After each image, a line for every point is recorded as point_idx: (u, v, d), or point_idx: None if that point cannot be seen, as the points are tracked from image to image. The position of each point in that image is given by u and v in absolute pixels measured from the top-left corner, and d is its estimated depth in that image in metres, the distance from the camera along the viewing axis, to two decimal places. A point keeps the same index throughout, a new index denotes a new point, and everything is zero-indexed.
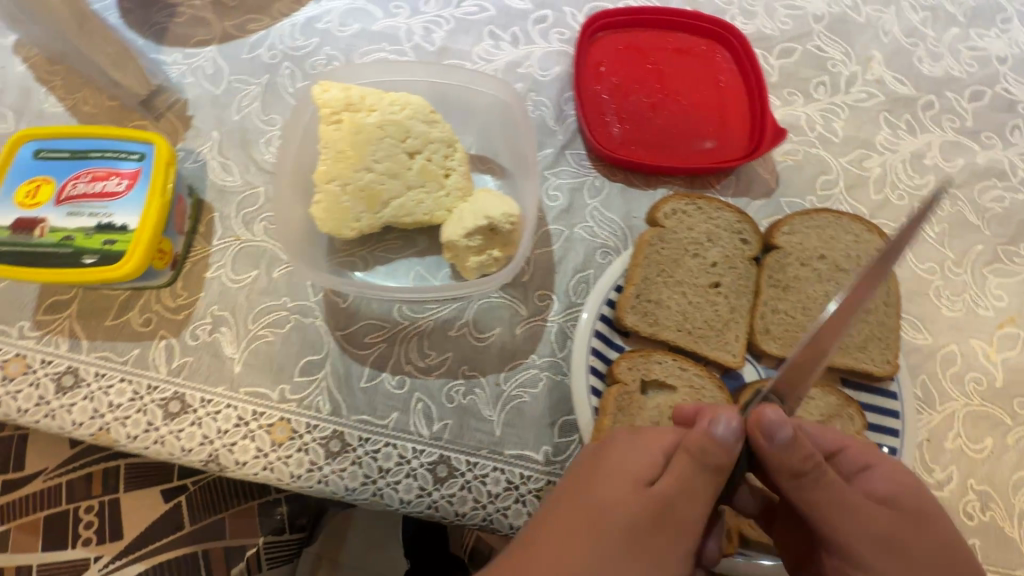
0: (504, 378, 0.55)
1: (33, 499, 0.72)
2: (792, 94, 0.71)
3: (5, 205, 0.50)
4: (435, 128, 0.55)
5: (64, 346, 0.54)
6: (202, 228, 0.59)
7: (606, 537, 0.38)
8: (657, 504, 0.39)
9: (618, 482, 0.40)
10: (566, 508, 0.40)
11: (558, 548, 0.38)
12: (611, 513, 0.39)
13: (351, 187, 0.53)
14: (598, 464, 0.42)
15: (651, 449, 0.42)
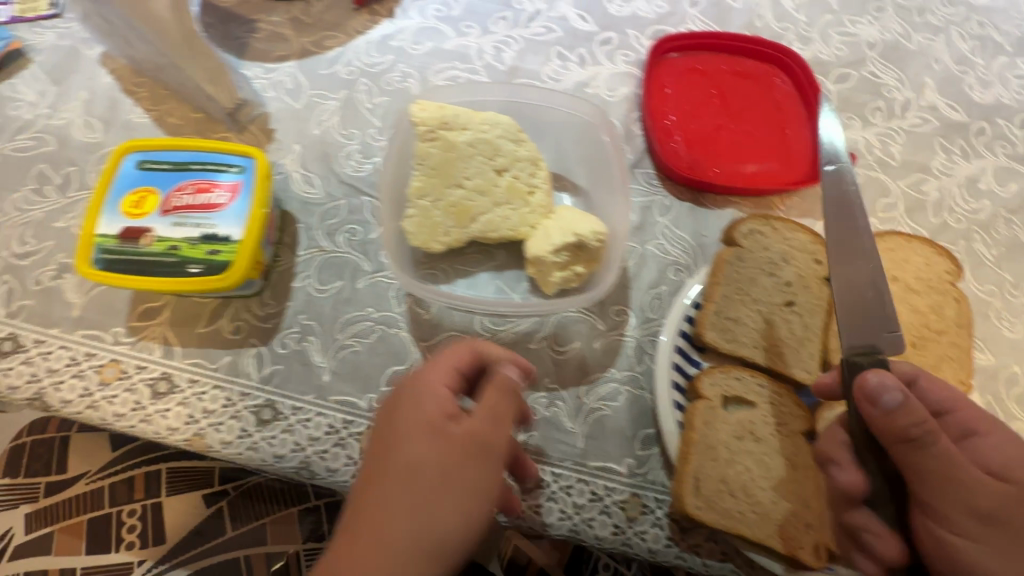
0: (585, 391, 0.57)
1: (77, 501, 0.78)
2: (850, 118, 0.74)
3: (110, 214, 0.51)
4: (522, 147, 0.57)
5: (158, 353, 0.55)
6: (287, 239, 0.61)
7: (426, 485, 0.40)
8: (465, 444, 0.41)
9: (421, 433, 0.41)
10: (386, 467, 0.41)
11: (390, 501, 0.40)
12: (423, 464, 0.40)
13: (443, 203, 0.55)
14: (392, 419, 0.43)
15: (426, 399, 0.43)
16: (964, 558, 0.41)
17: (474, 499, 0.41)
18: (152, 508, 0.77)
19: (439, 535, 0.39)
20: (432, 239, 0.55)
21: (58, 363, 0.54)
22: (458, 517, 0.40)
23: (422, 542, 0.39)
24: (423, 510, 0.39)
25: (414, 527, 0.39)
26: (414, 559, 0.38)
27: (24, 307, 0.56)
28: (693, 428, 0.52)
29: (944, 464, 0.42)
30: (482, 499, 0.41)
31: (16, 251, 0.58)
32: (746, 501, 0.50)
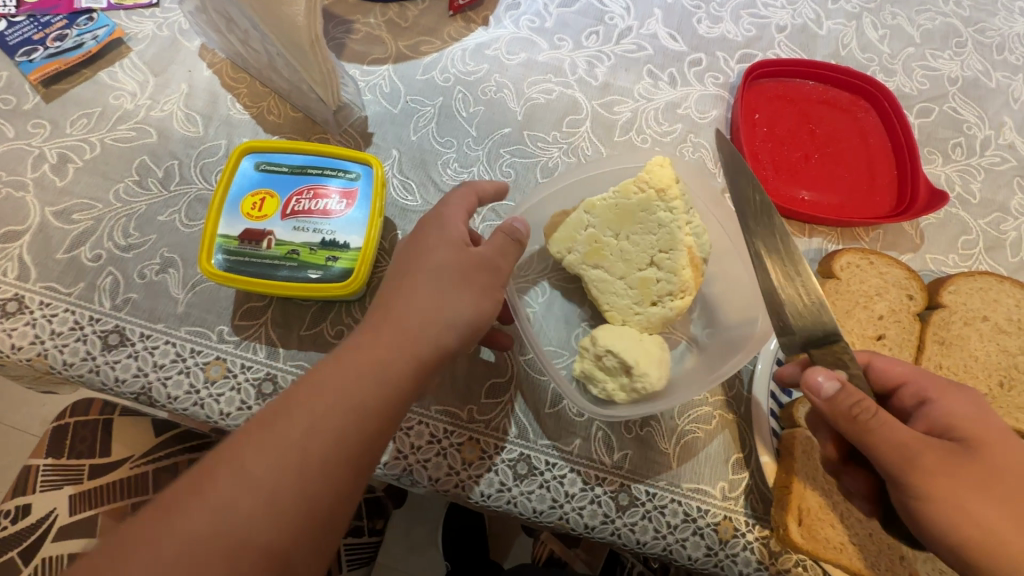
0: (678, 413, 0.58)
1: (121, 486, 0.80)
2: (931, 154, 0.75)
3: (232, 215, 0.52)
4: (684, 270, 0.54)
5: (262, 353, 0.56)
6: (386, 245, 0.61)
7: (446, 274, 0.45)
8: (477, 257, 0.46)
9: (444, 243, 0.47)
10: (416, 268, 0.46)
11: (409, 287, 0.45)
12: (438, 261, 0.46)
13: (587, 231, 0.57)
14: (418, 234, 0.49)
15: (450, 223, 0.48)
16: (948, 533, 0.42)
17: (488, 291, 0.46)
18: None
19: (457, 310, 0.44)
20: (561, 250, 0.58)
21: (164, 358, 0.54)
22: (472, 299, 0.45)
23: (446, 314, 0.44)
24: (439, 297, 0.44)
25: (436, 303, 0.44)
26: (435, 324, 0.43)
27: (129, 300, 0.56)
28: (794, 457, 0.53)
29: (891, 438, 0.43)
30: (498, 292, 0.47)
31: (119, 243, 0.58)
32: (844, 532, 0.52)
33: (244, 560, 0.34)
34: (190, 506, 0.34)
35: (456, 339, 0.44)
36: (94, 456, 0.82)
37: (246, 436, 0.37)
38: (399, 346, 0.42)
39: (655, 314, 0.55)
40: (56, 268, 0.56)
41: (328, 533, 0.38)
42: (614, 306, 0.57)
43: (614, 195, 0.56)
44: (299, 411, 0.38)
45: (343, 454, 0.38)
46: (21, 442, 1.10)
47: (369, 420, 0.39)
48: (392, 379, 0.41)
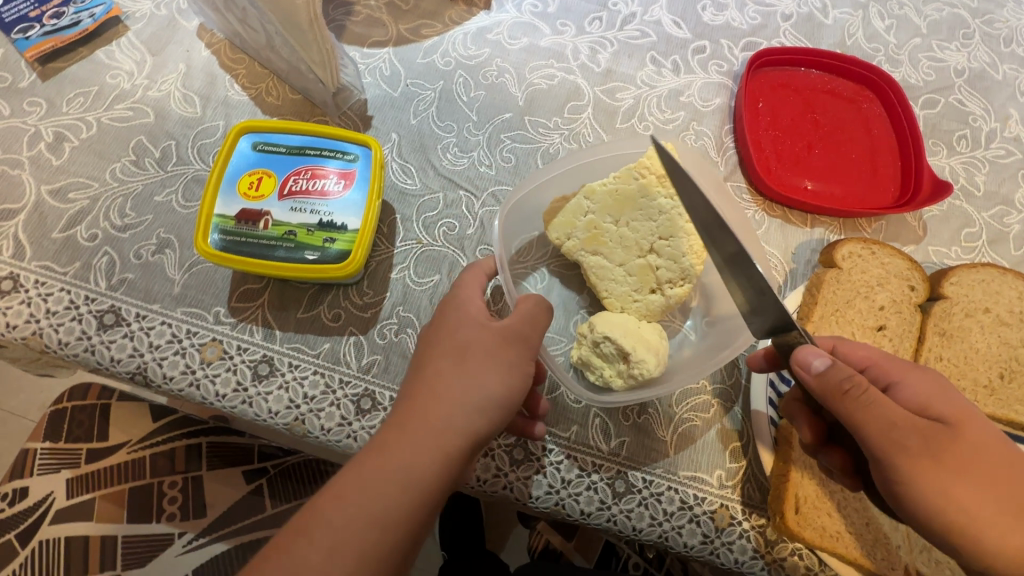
0: (676, 401, 0.57)
1: (118, 470, 0.80)
2: (936, 145, 0.74)
3: (229, 195, 0.51)
4: (685, 258, 0.54)
5: (259, 335, 0.55)
6: (384, 228, 0.61)
7: (469, 360, 0.44)
8: (501, 336, 0.45)
9: (466, 326, 0.46)
10: (437, 354, 0.45)
11: (432, 376, 0.44)
12: (460, 344, 0.45)
13: (586, 217, 0.57)
14: (441, 315, 0.48)
15: (467, 301, 0.48)
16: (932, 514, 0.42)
17: (511, 369, 0.44)
18: (193, 482, 0.82)
19: (479, 398, 0.42)
20: (561, 236, 0.57)
21: (160, 338, 0.54)
22: (496, 381, 0.43)
23: (469, 404, 0.42)
24: (463, 385, 0.43)
25: (457, 392, 0.42)
26: (458, 420, 0.41)
27: (125, 280, 0.56)
28: (791, 445, 0.53)
29: (879, 418, 0.41)
30: (523, 372, 0.45)
31: (115, 223, 0.58)
32: (841, 521, 0.52)
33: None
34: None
35: (481, 431, 0.42)
36: (92, 440, 0.82)
37: (272, 554, 0.37)
38: (423, 450, 0.40)
39: (656, 301, 0.55)
40: (51, 248, 0.56)
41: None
42: (612, 293, 0.56)
43: (613, 181, 0.56)
44: (323, 525, 0.37)
45: (366, 574, 0.37)
46: (19, 427, 1.10)
47: (393, 533, 0.38)
48: (416, 486, 0.39)
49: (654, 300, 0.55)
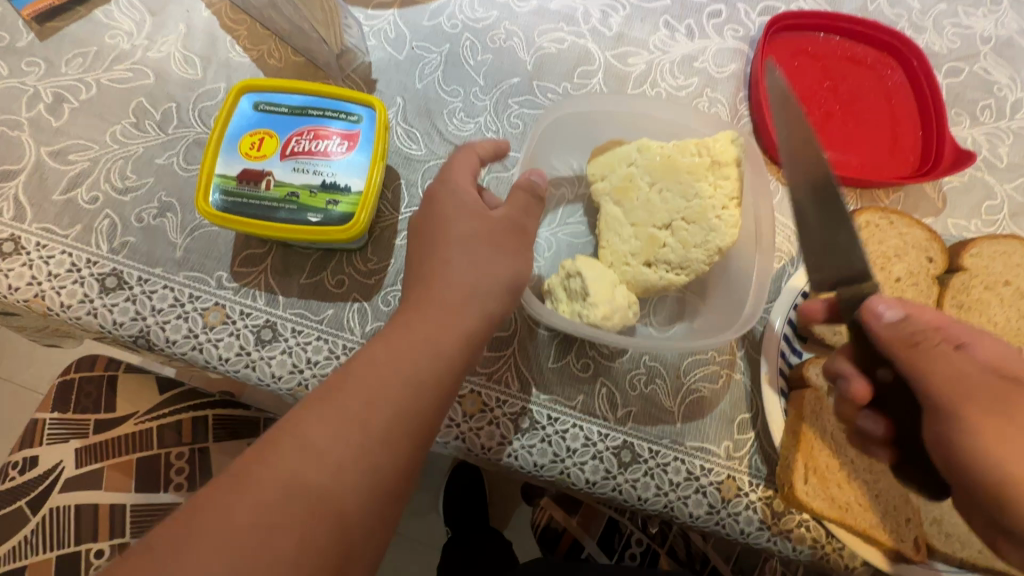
0: (684, 371, 0.56)
1: (127, 440, 0.81)
2: (959, 115, 0.71)
3: (230, 154, 0.50)
4: (694, 249, 0.51)
5: (262, 300, 0.55)
6: (389, 194, 0.60)
7: (476, 241, 0.48)
8: (502, 221, 0.49)
9: (468, 213, 0.49)
10: (446, 244, 0.48)
11: (439, 258, 0.47)
12: (464, 229, 0.48)
13: (629, 167, 0.55)
14: (435, 203, 0.50)
15: (465, 192, 0.50)
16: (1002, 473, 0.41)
17: (518, 257, 0.49)
18: (200, 453, 0.82)
19: (493, 281, 0.47)
20: (596, 174, 0.56)
21: (162, 303, 0.53)
22: (502, 262, 0.48)
23: (484, 287, 0.46)
24: (473, 262, 0.47)
25: (472, 277, 0.46)
26: (476, 300, 0.46)
27: (126, 244, 0.55)
28: (802, 416, 0.52)
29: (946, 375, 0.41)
30: (524, 255, 0.49)
31: (116, 185, 0.57)
32: (851, 492, 0.51)
33: (316, 526, 0.34)
34: (262, 473, 0.35)
35: (496, 312, 0.47)
36: (100, 411, 0.82)
37: (310, 410, 0.38)
38: (446, 324, 0.44)
39: (644, 274, 0.53)
40: (52, 210, 0.55)
41: (392, 504, 0.39)
42: (611, 247, 0.54)
43: (672, 147, 0.53)
44: (360, 384, 0.40)
45: (405, 423, 0.40)
46: (27, 399, 1.11)
47: (426, 391, 0.41)
48: (443, 354, 0.43)
49: (645, 273, 0.53)
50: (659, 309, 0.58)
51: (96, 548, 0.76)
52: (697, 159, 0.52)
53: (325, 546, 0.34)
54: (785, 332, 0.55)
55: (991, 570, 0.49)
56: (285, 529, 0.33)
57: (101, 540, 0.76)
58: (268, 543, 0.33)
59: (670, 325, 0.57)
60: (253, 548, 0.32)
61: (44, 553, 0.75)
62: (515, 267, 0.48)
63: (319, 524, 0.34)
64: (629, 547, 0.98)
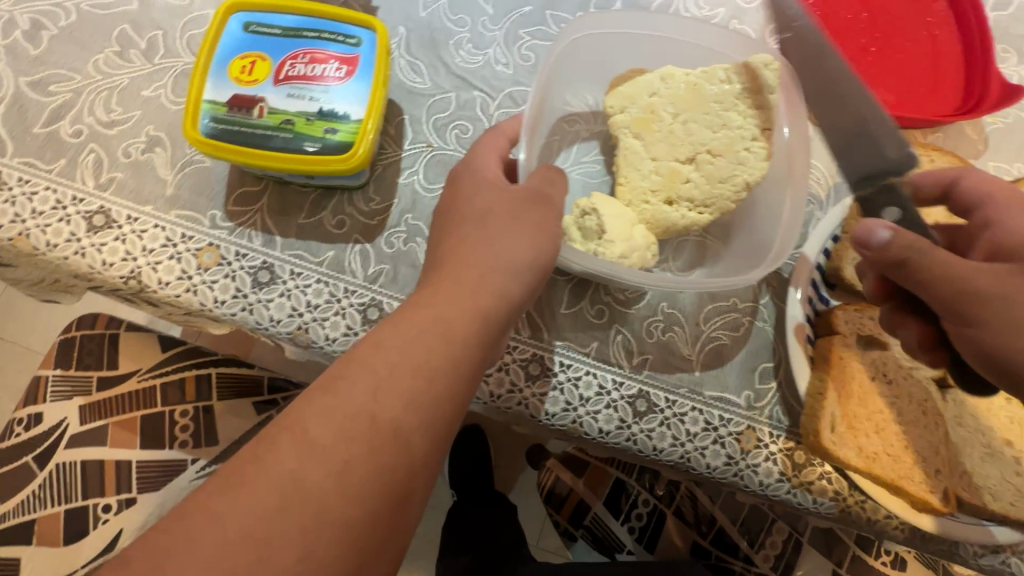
0: (704, 319, 0.54)
1: (132, 398, 0.79)
2: (1006, 51, 0.66)
3: (219, 78, 0.46)
4: (720, 185, 0.49)
5: (258, 241, 0.52)
6: (392, 130, 0.56)
7: (494, 216, 0.44)
8: (524, 192, 0.45)
9: (489, 190, 0.45)
10: (464, 219, 0.45)
11: (457, 239, 0.44)
12: (479, 207, 0.45)
13: (651, 97, 0.50)
14: (455, 183, 0.47)
15: (484, 166, 0.47)
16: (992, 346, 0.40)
17: (539, 229, 0.44)
18: (204, 411, 0.80)
19: (511, 256, 0.42)
20: (615, 106, 0.51)
21: (154, 243, 0.51)
22: (525, 238, 0.43)
23: (504, 262, 0.42)
24: (495, 239, 0.43)
25: (487, 253, 0.42)
26: (492, 278, 0.41)
27: (114, 180, 0.52)
28: (830, 364, 0.49)
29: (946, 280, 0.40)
30: (549, 229, 0.44)
31: (101, 118, 0.53)
32: (879, 443, 0.49)
33: (317, 534, 0.32)
34: (255, 476, 0.32)
35: (516, 290, 0.42)
36: (103, 368, 0.80)
37: (311, 405, 0.35)
38: (462, 304, 0.40)
39: (665, 213, 0.49)
40: (34, 144, 0.52)
41: (397, 507, 0.35)
42: (630, 183, 0.50)
43: (698, 73, 0.49)
44: (364, 373, 0.36)
45: (416, 415, 0.36)
46: (29, 358, 1.10)
47: (439, 379, 0.37)
48: (457, 338, 0.39)
49: (666, 211, 0.49)
50: (680, 253, 0.54)
51: (103, 503, 0.75)
52: (726, 87, 0.49)
53: (329, 553, 0.32)
54: (812, 277, 0.52)
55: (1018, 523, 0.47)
56: (283, 539, 0.31)
57: (109, 495, 0.75)
58: (264, 556, 0.31)
59: (690, 270, 0.54)
60: (249, 561, 0.30)
61: (53, 508, 0.74)
62: (537, 241, 0.44)
63: (320, 532, 0.32)
64: (635, 508, 0.99)
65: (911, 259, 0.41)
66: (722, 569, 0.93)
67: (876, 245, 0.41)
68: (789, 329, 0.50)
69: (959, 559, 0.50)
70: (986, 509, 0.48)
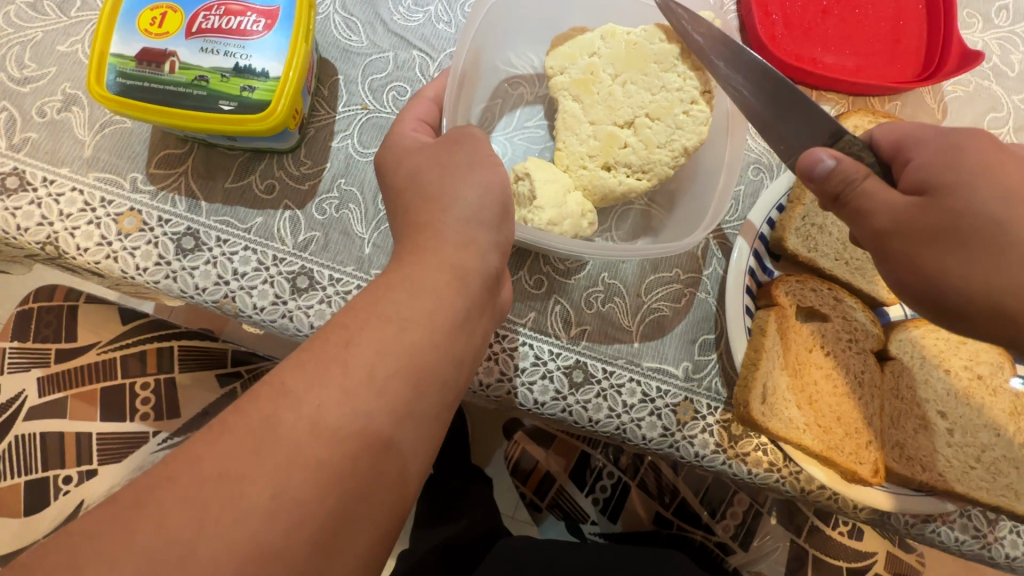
0: (645, 290, 0.53)
1: (90, 370, 0.76)
2: (971, 16, 0.63)
3: (127, 29, 0.44)
4: (658, 150, 0.47)
5: (182, 206, 0.50)
6: (325, 91, 0.53)
7: (434, 170, 0.41)
8: (450, 141, 0.42)
9: (429, 146, 0.43)
10: (405, 181, 0.42)
11: (395, 208, 0.42)
12: (415, 161, 0.42)
13: (591, 57, 0.49)
14: (390, 140, 0.45)
15: (414, 130, 0.46)
16: (936, 280, 0.35)
17: (487, 173, 0.41)
18: (165, 382, 0.77)
19: (467, 208, 0.40)
20: (555, 66, 0.50)
21: (71, 207, 0.48)
22: (476, 186, 0.40)
23: (462, 214, 0.39)
24: (443, 192, 0.40)
25: (442, 213, 0.39)
26: (454, 230, 0.39)
27: (28, 140, 0.49)
28: (765, 334, 0.48)
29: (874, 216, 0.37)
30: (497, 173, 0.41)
31: (13, 74, 0.50)
32: (811, 414, 0.49)
33: (294, 475, 0.28)
34: (220, 430, 0.29)
35: (486, 238, 0.40)
36: (59, 340, 0.77)
37: (287, 359, 0.32)
38: (432, 253, 0.37)
39: (602, 178, 0.48)
40: None
41: (384, 457, 0.31)
42: (567, 147, 0.49)
43: (639, 32, 0.48)
44: (339, 331, 0.33)
45: (391, 362, 0.32)
46: None
47: (412, 329, 0.34)
48: (431, 295, 0.35)
49: (602, 177, 0.48)
50: (622, 222, 0.53)
51: (63, 475, 0.73)
52: (666, 45, 0.47)
53: (306, 493, 0.28)
54: (755, 248, 0.51)
55: (950, 493, 0.47)
56: (249, 482, 0.27)
57: (69, 467, 0.73)
58: (237, 495, 0.27)
59: (633, 239, 0.53)
60: (221, 501, 0.27)
61: (11, 479, 0.72)
62: (475, 187, 0.40)
63: (296, 473, 0.28)
64: (600, 479, 0.98)
65: (846, 191, 0.38)
66: (682, 538, 0.94)
67: (820, 177, 0.39)
68: (727, 300, 0.49)
69: (892, 530, 0.50)
70: (936, 476, 0.47)
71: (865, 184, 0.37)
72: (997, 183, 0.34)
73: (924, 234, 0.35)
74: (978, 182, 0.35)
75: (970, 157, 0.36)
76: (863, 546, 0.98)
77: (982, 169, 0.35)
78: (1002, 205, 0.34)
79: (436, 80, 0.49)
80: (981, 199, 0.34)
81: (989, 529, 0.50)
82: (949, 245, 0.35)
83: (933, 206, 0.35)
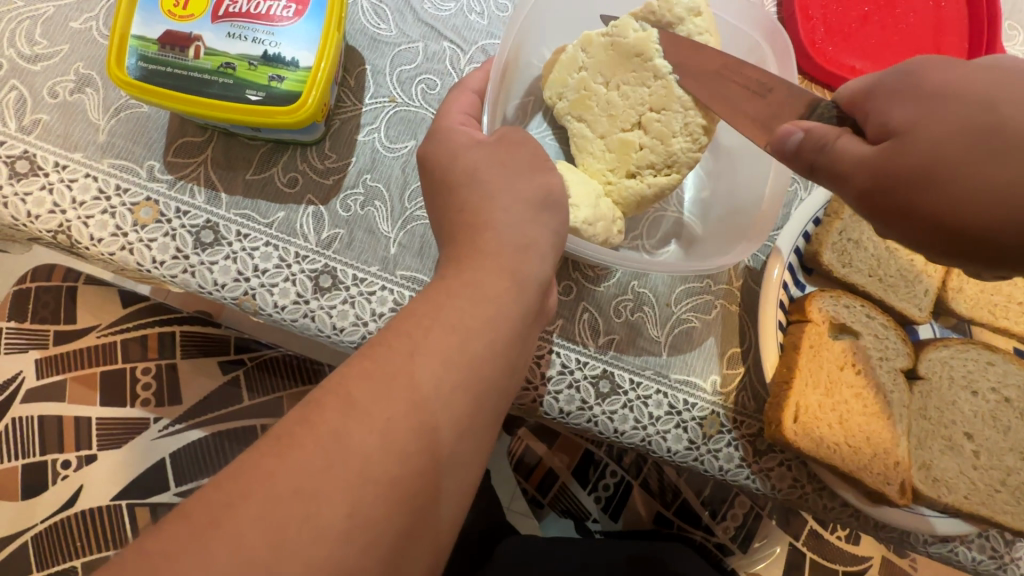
0: (675, 299, 0.51)
1: (90, 352, 0.74)
2: (1012, 28, 0.62)
3: (149, 10, 0.41)
4: (675, 140, 0.45)
5: (201, 198, 0.48)
6: (352, 81, 0.51)
7: (490, 169, 0.39)
8: (508, 142, 0.41)
9: (479, 144, 0.41)
10: (453, 178, 0.40)
11: (440, 209, 0.41)
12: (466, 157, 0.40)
13: (579, 73, 0.48)
14: (434, 134, 0.43)
15: (461, 123, 0.43)
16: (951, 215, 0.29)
17: (536, 177, 0.40)
18: (167, 367, 0.75)
19: (521, 213, 0.38)
20: (552, 96, 0.49)
21: (84, 194, 0.46)
22: (529, 189, 0.39)
23: (513, 214, 0.38)
24: (496, 193, 0.38)
25: (495, 217, 0.38)
26: (511, 236, 0.37)
27: (39, 122, 0.47)
28: (798, 351, 0.48)
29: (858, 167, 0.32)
30: (548, 179, 0.40)
31: (23, 51, 0.48)
32: (841, 433, 0.48)
33: (366, 493, 0.27)
34: (284, 448, 0.27)
35: (543, 245, 0.38)
36: (59, 322, 0.75)
37: (348, 369, 0.30)
38: (486, 258, 0.36)
39: (629, 187, 0.46)
40: None
41: (447, 475, 0.30)
42: (585, 166, 0.48)
43: (612, 28, 0.46)
44: (402, 341, 0.31)
45: (456, 374, 0.31)
46: None
47: (477, 339, 0.32)
48: (489, 304, 0.34)
49: (628, 186, 0.47)
50: (655, 229, 0.52)
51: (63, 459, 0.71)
52: (642, 35, 0.44)
53: (379, 513, 0.27)
54: (789, 262, 0.50)
55: (986, 513, 0.47)
56: (320, 502, 0.26)
57: (67, 451, 0.71)
58: (314, 515, 0.26)
59: (666, 247, 0.52)
60: (296, 522, 0.25)
61: (10, 462, 0.70)
62: (524, 194, 0.39)
63: (368, 493, 0.27)
64: (603, 478, 0.97)
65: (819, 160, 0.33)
66: (682, 538, 0.94)
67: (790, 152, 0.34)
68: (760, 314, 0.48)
69: (911, 548, 0.50)
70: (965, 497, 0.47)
71: (832, 146, 0.33)
72: (973, 96, 0.29)
73: (906, 176, 0.30)
74: (949, 102, 0.29)
75: (932, 80, 0.30)
76: (859, 551, 0.99)
77: (949, 86, 0.30)
78: (986, 113, 0.28)
79: (477, 72, 0.47)
80: (963, 110, 0.29)
81: (1006, 549, 0.49)
82: (941, 177, 0.29)
83: (908, 144, 0.30)
